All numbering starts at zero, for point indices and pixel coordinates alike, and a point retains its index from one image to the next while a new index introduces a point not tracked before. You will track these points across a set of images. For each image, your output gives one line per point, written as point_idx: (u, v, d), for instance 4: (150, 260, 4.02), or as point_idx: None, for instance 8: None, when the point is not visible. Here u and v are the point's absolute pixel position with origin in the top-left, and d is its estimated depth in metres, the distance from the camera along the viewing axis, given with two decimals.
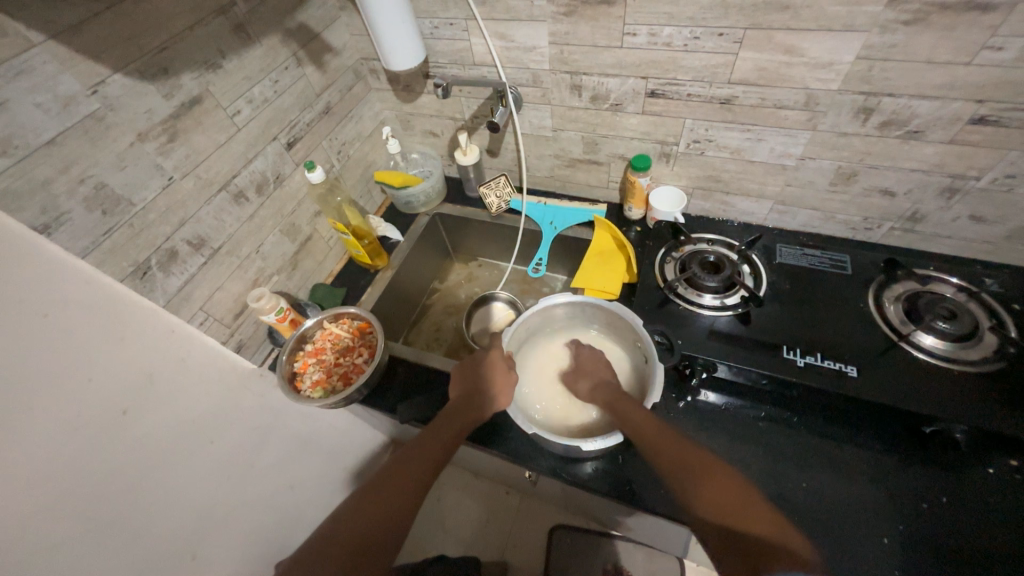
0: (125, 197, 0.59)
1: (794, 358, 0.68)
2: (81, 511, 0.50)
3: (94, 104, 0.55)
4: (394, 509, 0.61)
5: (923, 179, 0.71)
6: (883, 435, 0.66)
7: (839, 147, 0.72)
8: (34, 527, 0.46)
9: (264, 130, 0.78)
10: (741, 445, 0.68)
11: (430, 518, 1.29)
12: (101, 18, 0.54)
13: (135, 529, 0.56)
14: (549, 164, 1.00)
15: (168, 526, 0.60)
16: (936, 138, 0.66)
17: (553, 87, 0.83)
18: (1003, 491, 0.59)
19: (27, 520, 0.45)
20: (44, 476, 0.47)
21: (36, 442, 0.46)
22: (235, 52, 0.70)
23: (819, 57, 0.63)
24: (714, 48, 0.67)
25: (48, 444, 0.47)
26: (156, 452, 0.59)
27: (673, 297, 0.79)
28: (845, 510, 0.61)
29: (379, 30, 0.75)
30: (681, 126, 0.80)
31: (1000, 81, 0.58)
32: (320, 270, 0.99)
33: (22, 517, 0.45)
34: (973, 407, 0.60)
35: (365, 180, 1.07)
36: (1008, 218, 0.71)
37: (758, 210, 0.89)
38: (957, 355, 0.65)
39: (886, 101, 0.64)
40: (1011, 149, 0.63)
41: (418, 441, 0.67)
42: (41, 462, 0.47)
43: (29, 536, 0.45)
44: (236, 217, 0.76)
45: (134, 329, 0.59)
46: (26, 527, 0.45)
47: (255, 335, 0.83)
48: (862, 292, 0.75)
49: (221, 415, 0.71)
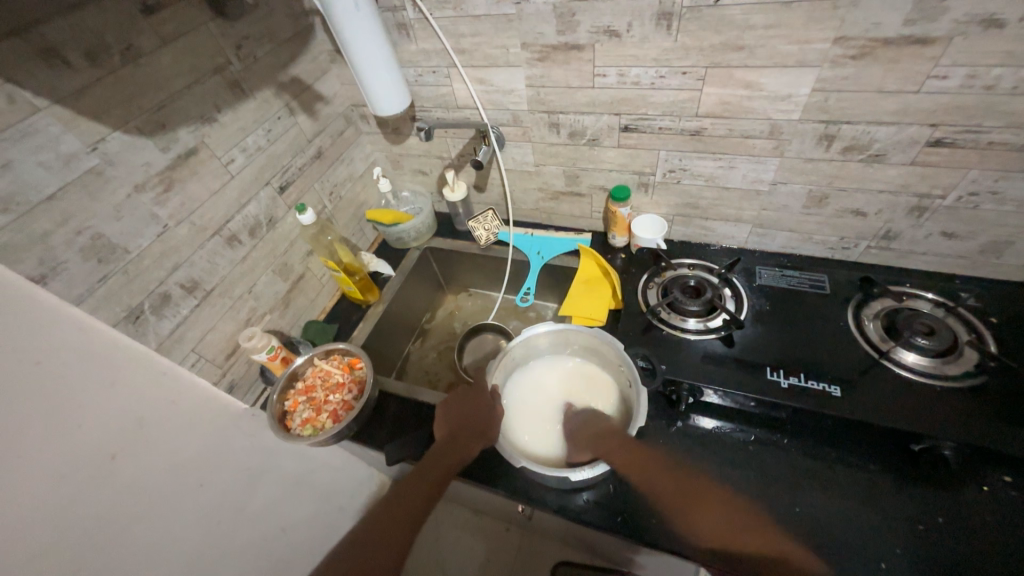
0: (121, 245, 0.62)
1: (778, 379, 0.68)
2: (71, 561, 0.49)
3: (94, 160, 0.58)
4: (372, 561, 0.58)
5: (891, 199, 0.74)
6: (876, 455, 0.65)
7: (807, 172, 0.75)
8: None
9: (257, 176, 0.82)
10: (732, 469, 0.67)
11: (428, 559, 1.26)
12: (103, 82, 0.58)
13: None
14: (534, 197, 1.04)
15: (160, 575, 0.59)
16: (898, 160, 0.69)
17: (532, 125, 0.88)
18: (998, 508, 0.58)
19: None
20: (32, 529, 0.46)
21: (27, 493, 0.46)
22: (230, 106, 0.75)
23: (777, 91, 0.67)
24: (679, 85, 0.71)
25: (41, 492, 0.48)
26: (144, 497, 0.59)
27: (657, 322, 0.79)
28: (844, 537, 0.59)
29: (366, 80, 0.80)
30: (656, 157, 0.83)
31: (950, 106, 0.61)
32: (312, 307, 1.00)
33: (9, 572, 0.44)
34: (960, 423, 0.60)
35: (356, 219, 1.11)
36: (978, 234, 0.73)
37: (738, 234, 0.91)
38: (939, 371, 0.65)
39: (845, 128, 0.68)
40: (971, 168, 0.66)
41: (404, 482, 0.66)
42: (30, 513, 0.46)
43: None
44: (229, 259, 0.79)
45: (124, 373, 0.60)
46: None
47: (246, 374, 0.85)
48: (841, 310, 0.76)
49: (211, 456, 0.71)
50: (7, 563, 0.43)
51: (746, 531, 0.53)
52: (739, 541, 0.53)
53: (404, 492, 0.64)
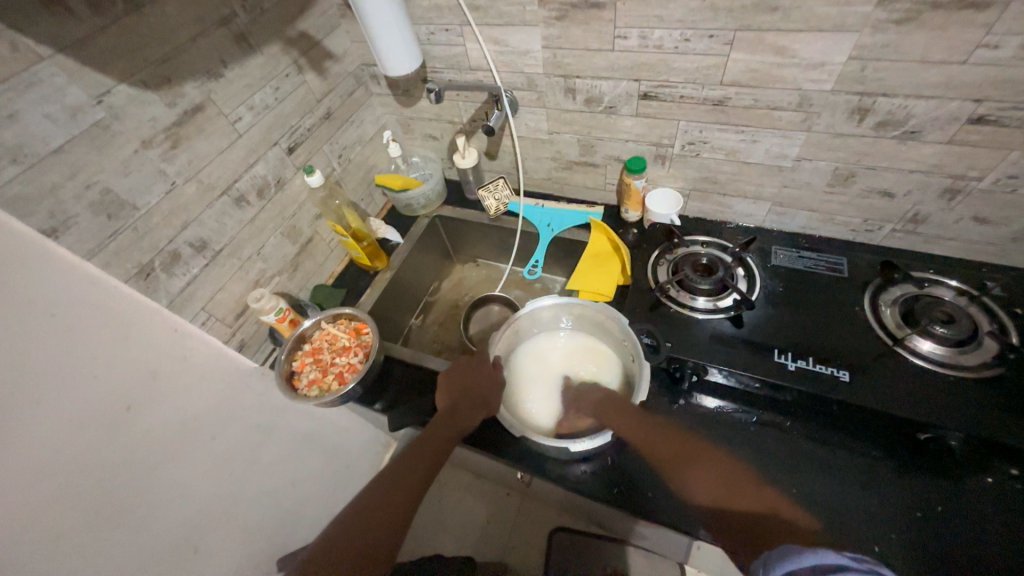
0: (129, 201, 0.62)
1: (786, 362, 0.67)
2: (83, 504, 0.53)
3: (100, 113, 0.57)
4: (376, 527, 0.60)
5: (922, 180, 0.70)
6: (879, 441, 0.65)
7: (835, 148, 0.71)
8: (40, 517, 0.48)
9: (265, 135, 0.80)
10: (732, 448, 0.67)
11: (432, 517, 1.34)
12: (106, 32, 0.56)
13: (136, 522, 0.58)
14: (546, 167, 1.01)
15: (168, 522, 0.63)
16: (934, 138, 0.65)
17: (547, 90, 0.84)
18: (1001, 500, 0.57)
19: (36, 513, 0.48)
20: (54, 472, 0.50)
21: (48, 440, 0.50)
22: (236, 61, 0.73)
23: (810, 58, 0.62)
24: (705, 49, 0.67)
25: (56, 439, 0.50)
26: (160, 448, 0.62)
27: (665, 300, 0.78)
28: (838, 519, 0.60)
29: (376, 38, 0.77)
30: (675, 128, 0.80)
31: (998, 80, 0.56)
32: (321, 271, 1.01)
33: (32, 511, 0.48)
34: (970, 414, 0.59)
35: (365, 183, 1.09)
36: (1013, 220, 0.69)
37: (756, 212, 0.88)
38: (955, 361, 0.63)
39: (881, 101, 0.63)
40: (1012, 150, 0.62)
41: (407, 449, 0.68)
42: (52, 458, 0.50)
43: (35, 526, 0.48)
44: (238, 220, 0.78)
45: (136, 329, 0.62)
46: (33, 519, 0.48)
47: (256, 334, 0.86)
48: (858, 295, 0.74)
49: (221, 413, 0.73)
50: (22, 503, 0.47)
51: (744, 492, 0.53)
52: (735, 498, 0.52)
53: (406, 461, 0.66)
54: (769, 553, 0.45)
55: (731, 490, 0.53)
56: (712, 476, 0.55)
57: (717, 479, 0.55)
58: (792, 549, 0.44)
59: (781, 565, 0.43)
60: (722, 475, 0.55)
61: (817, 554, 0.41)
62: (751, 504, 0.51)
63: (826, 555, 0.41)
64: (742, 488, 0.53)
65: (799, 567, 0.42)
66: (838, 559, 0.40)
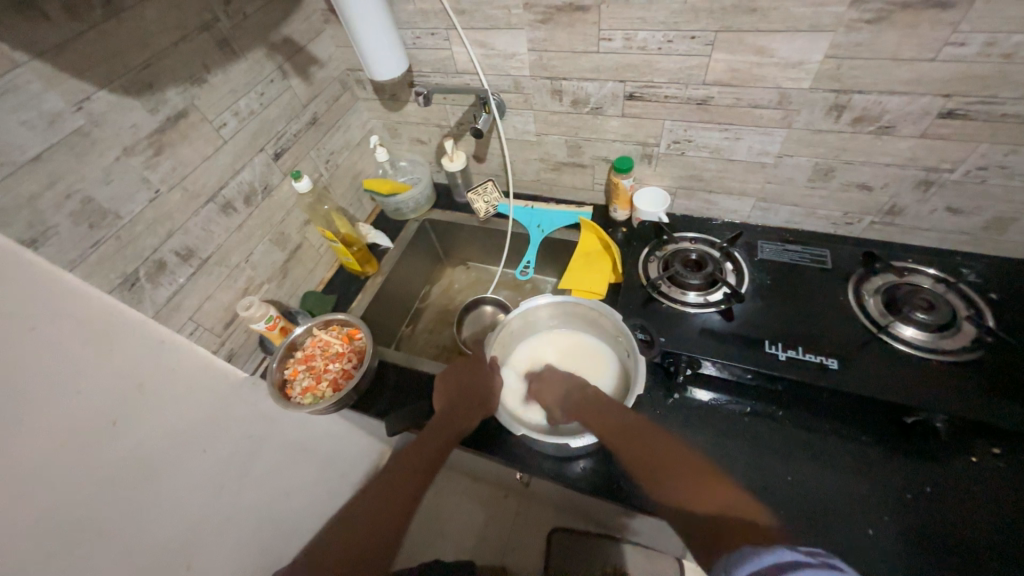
0: (112, 210, 0.61)
1: (777, 352, 0.69)
2: (69, 524, 0.51)
3: (79, 121, 0.56)
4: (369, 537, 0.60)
5: (898, 173, 0.73)
6: (869, 426, 0.67)
7: (815, 144, 0.74)
8: (23, 539, 0.46)
9: (251, 141, 0.79)
10: (726, 439, 0.68)
11: (429, 525, 1.33)
12: (84, 37, 0.55)
13: (123, 541, 0.57)
14: (535, 168, 1.02)
15: (157, 539, 0.61)
16: (908, 133, 0.67)
17: (534, 92, 0.85)
18: (985, 477, 0.60)
19: (19, 532, 0.46)
20: (36, 490, 0.48)
21: (29, 456, 0.48)
22: (220, 66, 0.72)
23: (789, 57, 0.64)
24: (688, 50, 0.69)
25: (38, 457, 0.49)
26: (146, 464, 0.60)
27: (657, 295, 0.79)
28: (831, 503, 0.61)
29: (362, 43, 0.77)
30: (661, 127, 0.81)
31: (966, 76, 0.59)
32: (311, 278, 1.00)
33: (14, 530, 0.46)
34: (953, 396, 0.61)
35: (354, 189, 1.08)
36: (984, 209, 0.72)
37: (741, 208, 0.90)
38: (936, 345, 0.65)
39: (857, 98, 0.66)
40: (981, 142, 0.64)
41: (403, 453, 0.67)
42: (31, 475, 0.48)
43: (19, 549, 0.46)
44: (224, 228, 0.77)
45: (120, 341, 0.60)
46: (17, 541, 0.46)
47: (245, 344, 0.85)
48: (842, 286, 0.76)
49: (211, 425, 0.72)
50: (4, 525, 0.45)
51: (708, 494, 0.52)
52: (698, 500, 0.51)
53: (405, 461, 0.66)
54: (729, 558, 0.43)
55: (697, 491, 0.52)
56: (679, 478, 0.54)
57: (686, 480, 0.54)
58: (749, 551, 0.42)
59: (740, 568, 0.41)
60: (688, 477, 0.54)
61: (774, 553, 0.41)
62: (711, 505, 0.50)
63: (781, 554, 0.40)
64: (708, 489, 0.52)
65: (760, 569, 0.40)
66: (794, 555, 0.40)
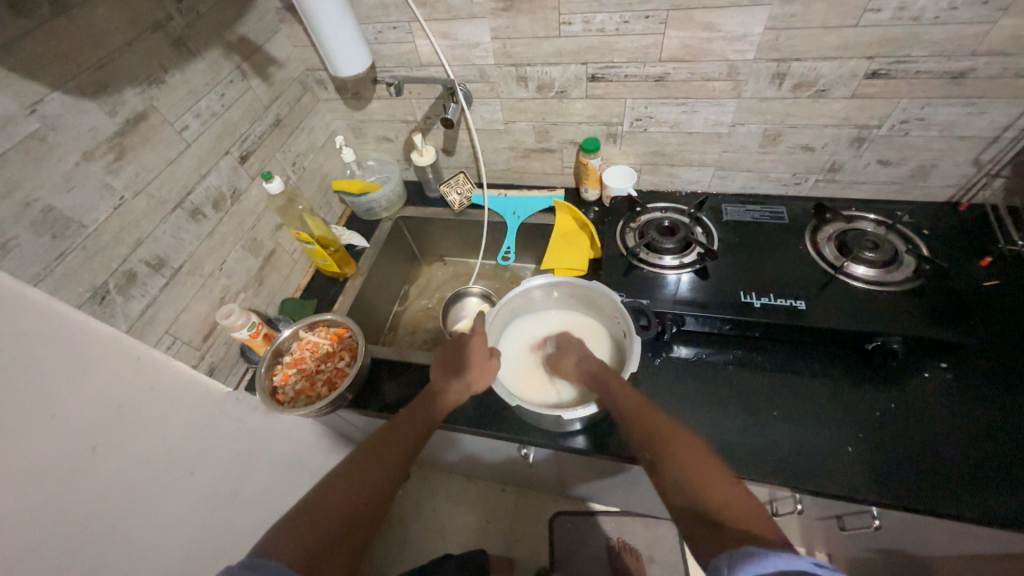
0: (75, 219, 0.57)
1: (751, 300, 0.75)
2: (57, 562, 0.48)
3: (34, 124, 0.52)
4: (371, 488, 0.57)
5: (835, 132, 0.80)
6: (837, 359, 0.74)
7: (762, 111, 0.80)
8: None
9: (215, 144, 0.76)
10: (715, 387, 0.74)
11: (429, 527, 1.30)
12: (33, 36, 0.52)
13: (116, 574, 0.54)
14: (505, 157, 1.04)
15: (152, 568, 0.58)
16: (841, 94, 0.75)
17: (499, 80, 0.87)
18: (937, 389, 0.68)
19: (1, 574, 0.42)
20: (15, 528, 0.44)
21: (4, 492, 0.44)
22: (177, 67, 0.69)
23: (734, 31, 0.70)
24: (643, 29, 0.74)
25: (16, 493, 0.45)
26: (133, 490, 0.57)
27: (637, 263, 0.83)
28: (814, 432, 0.67)
29: (325, 38, 0.77)
30: (623, 106, 0.86)
31: (884, 39, 0.67)
32: (287, 284, 0.97)
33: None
34: (906, 321, 0.68)
35: (322, 191, 1.06)
36: (909, 159, 0.82)
37: (702, 178, 0.96)
38: (885, 279, 0.73)
39: (795, 65, 0.73)
40: (901, 98, 0.73)
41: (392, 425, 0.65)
42: (10, 512, 0.44)
43: None
44: (195, 234, 0.74)
45: (94, 360, 0.56)
46: None
47: (226, 356, 0.80)
48: (800, 238, 0.83)
49: (198, 443, 0.68)
50: None
51: (717, 485, 0.50)
52: (706, 489, 0.50)
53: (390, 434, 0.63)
54: (733, 554, 0.43)
55: (702, 480, 0.51)
56: (687, 465, 0.53)
57: (690, 466, 0.53)
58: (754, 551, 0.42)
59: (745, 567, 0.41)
60: (693, 464, 0.53)
61: (783, 558, 0.41)
62: (720, 498, 0.49)
63: (790, 561, 0.40)
64: (715, 478, 0.51)
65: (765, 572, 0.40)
66: (803, 564, 0.40)
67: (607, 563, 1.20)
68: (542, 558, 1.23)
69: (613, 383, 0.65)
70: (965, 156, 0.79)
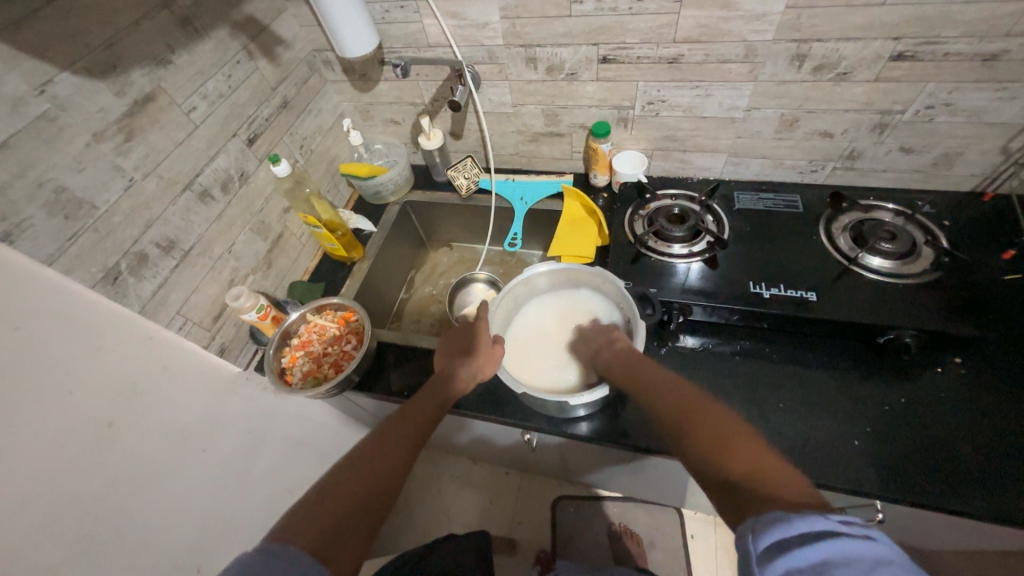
0: (86, 200, 0.58)
1: (761, 291, 0.73)
2: (76, 530, 0.50)
3: (44, 105, 0.53)
4: (386, 472, 0.58)
5: (856, 118, 0.77)
6: (847, 353, 0.72)
7: (780, 95, 0.78)
8: (33, 548, 0.45)
9: (223, 126, 0.76)
10: (721, 378, 0.73)
11: (434, 507, 1.33)
12: (40, 14, 0.51)
13: (133, 543, 0.56)
14: (513, 141, 1.03)
15: (167, 540, 0.60)
16: (864, 77, 0.72)
17: (508, 62, 0.85)
18: (948, 384, 0.67)
19: (23, 540, 0.44)
20: (33, 498, 0.46)
21: (21, 464, 0.45)
22: (184, 47, 0.69)
23: (752, 10, 0.68)
24: (657, 8, 0.71)
25: (36, 466, 0.47)
26: (145, 466, 0.59)
27: (645, 251, 0.82)
28: (820, 425, 0.67)
29: (331, 18, 0.75)
30: (635, 89, 0.83)
31: (912, 18, 0.64)
32: (295, 268, 0.98)
33: (19, 540, 0.44)
34: (920, 315, 0.66)
35: (330, 175, 1.06)
36: (933, 146, 0.78)
37: (714, 164, 0.94)
38: (901, 271, 0.71)
39: (816, 46, 0.70)
40: (928, 82, 0.70)
41: (405, 409, 0.66)
42: (29, 482, 0.46)
43: (30, 557, 0.45)
44: (205, 217, 0.75)
45: (110, 339, 0.58)
46: (27, 549, 0.45)
47: (237, 337, 0.82)
48: (814, 227, 0.81)
49: (209, 422, 0.70)
50: (12, 533, 0.43)
51: (738, 453, 0.48)
52: (726, 457, 0.49)
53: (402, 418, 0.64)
54: (757, 521, 0.41)
55: (721, 449, 0.50)
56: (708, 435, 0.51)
57: (714, 437, 0.51)
58: (780, 514, 0.40)
59: (771, 532, 0.39)
60: (715, 434, 0.51)
61: (805, 521, 0.39)
62: (741, 464, 0.47)
63: (813, 521, 0.39)
64: (742, 448, 0.49)
65: (788, 536, 0.39)
66: (827, 524, 0.38)
67: (608, 547, 1.22)
68: (544, 540, 1.25)
69: (625, 363, 0.65)
70: (992, 144, 0.75)
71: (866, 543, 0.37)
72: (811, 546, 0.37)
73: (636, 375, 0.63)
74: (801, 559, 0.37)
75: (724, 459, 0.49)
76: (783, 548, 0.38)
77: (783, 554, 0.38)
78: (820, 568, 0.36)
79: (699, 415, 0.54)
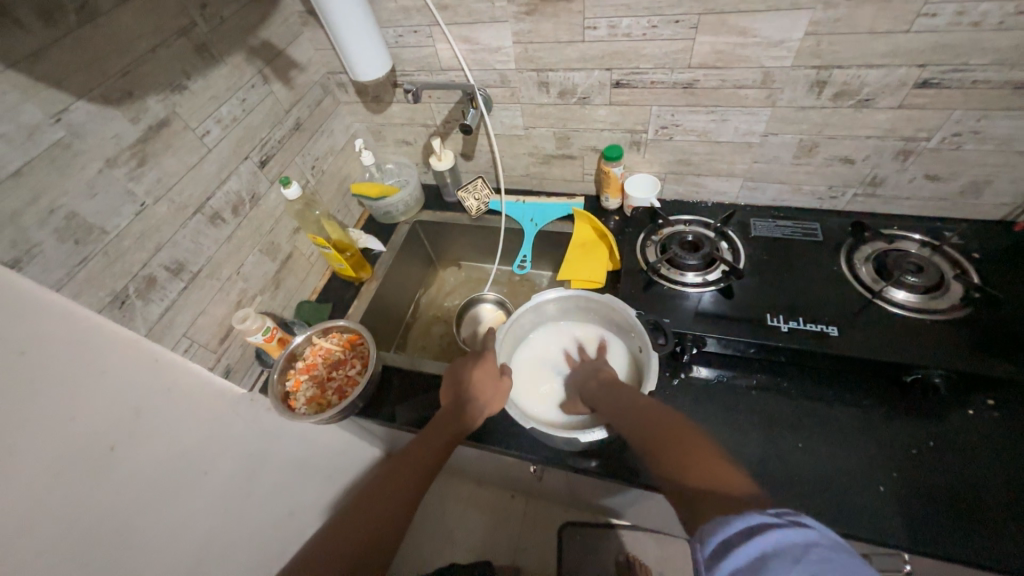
0: (97, 225, 0.58)
1: (779, 324, 0.70)
2: (76, 557, 0.48)
3: (59, 132, 0.53)
4: (388, 517, 0.59)
5: (878, 144, 0.75)
6: (870, 390, 0.69)
7: (798, 121, 0.76)
8: None
9: (235, 149, 0.77)
10: (736, 414, 0.70)
11: (437, 531, 1.30)
12: (59, 45, 0.52)
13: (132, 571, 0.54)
14: (524, 163, 1.02)
15: (166, 567, 0.59)
16: (887, 104, 0.69)
17: (520, 85, 0.85)
18: (982, 427, 0.63)
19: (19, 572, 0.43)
20: (32, 525, 0.45)
21: (25, 490, 0.44)
22: (200, 73, 0.70)
23: (770, 36, 0.66)
24: (671, 35, 0.70)
25: (38, 491, 0.46)
26: (145, 492, 0.57)
27: (657, 279, 0.80)
28: (842, 469, 0.63)
29: (344, 42, 0.76)
30: (648, 113, 0.82)
31: (937, 46, 0.62)
32: (304, 287, 0.97)
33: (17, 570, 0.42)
34: (950, 354, 0.63)
35: (341, 194, 1.07)
36: (960, 174, 0.75)
37: (730, 188, 0.92)
38: (927, 306, 0.68)
39: (837, 73, 0.68)
40: (955, 109, 0.67)
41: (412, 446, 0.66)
42: (30, 509, 0.45)
43: None
44: (214, 239, 0.75)
45: (117, 361, 0.57)
46: None
47: (243, 357, 0.81)
48: (834, 257, 0.78)
49: (213, 444, 0.69)
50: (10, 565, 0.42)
51: (701, 465, 0.50)
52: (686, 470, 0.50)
53: (410, 454, 0.64)
54: (705, 528, 0.42)
55: (690, 461, 0.51)
56: (684, 453, 0.52)
57: (687, 455, 0.52)
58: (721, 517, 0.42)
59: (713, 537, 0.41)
60: (684, 452, 0.52)
61: (744, 517, 0.40)
62: (700, 477, 0.48)
63: (748, 518, 0.40)
64: (709, 462, 0.50)
65: (729, 534, 0.40)
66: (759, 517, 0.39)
67: None
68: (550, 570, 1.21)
69: (624, 393, 0.64)
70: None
71: (795, 529, 0.38)
72: (747, 541, 0.38)
73: (627, 401, 0.63)
74: (738, 557, 0.38)
75: (685, 471, 0.50)
76: (722, 549, 0.39)
77: (726, 554, 0.39)
78: (757, 564, 0.37)
79: (673, 433, 0.55)
